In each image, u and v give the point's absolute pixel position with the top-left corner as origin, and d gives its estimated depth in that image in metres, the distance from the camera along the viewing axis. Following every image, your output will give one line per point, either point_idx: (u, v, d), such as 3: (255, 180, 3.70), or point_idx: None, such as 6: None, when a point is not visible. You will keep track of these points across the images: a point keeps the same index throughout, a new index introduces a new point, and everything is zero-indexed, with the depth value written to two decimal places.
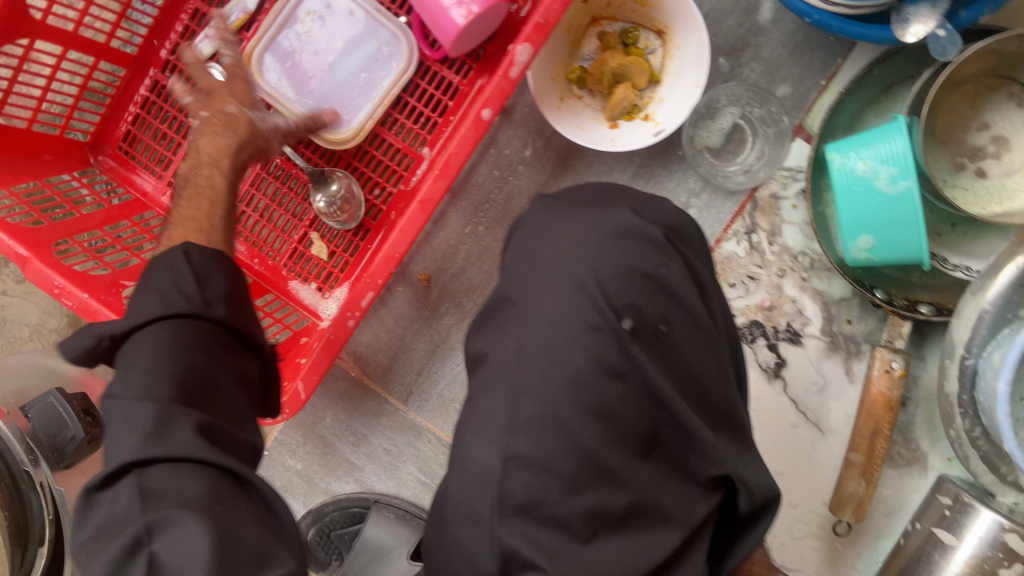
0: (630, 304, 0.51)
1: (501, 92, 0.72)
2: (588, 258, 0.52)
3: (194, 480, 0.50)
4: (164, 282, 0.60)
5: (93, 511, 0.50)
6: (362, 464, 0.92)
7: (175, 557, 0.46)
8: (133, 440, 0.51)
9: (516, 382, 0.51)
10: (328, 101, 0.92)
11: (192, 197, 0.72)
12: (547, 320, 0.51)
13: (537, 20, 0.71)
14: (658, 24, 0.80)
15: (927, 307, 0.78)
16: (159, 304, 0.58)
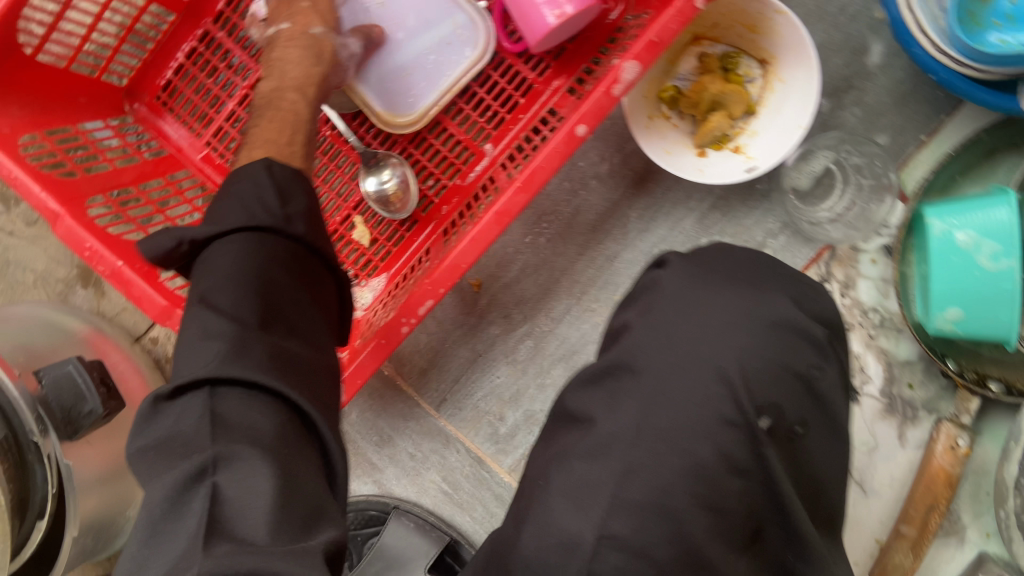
0: (768, 403, 0.51)
1: (601, 109, 0.68)
2: (730, 340, 0.51)
3: (264, 416, 0.49)
4: (249, 194, 0.61)
5: (158, 420, 0.50)
6: (384, 466, 0.88)
7: (237, 490, 0.44)
8: (208, 363, 0.51)
9: (628, 462, 0.49)
10: (392, 80, 0.86)
11: (269, 117, 0.73)
12: (679, 405, 0.50)
13: (650, 38, 0.66)
14: (763, 52, 0.75)
15: (997, 384, 0.73)
16: (242, 212, 0.59)
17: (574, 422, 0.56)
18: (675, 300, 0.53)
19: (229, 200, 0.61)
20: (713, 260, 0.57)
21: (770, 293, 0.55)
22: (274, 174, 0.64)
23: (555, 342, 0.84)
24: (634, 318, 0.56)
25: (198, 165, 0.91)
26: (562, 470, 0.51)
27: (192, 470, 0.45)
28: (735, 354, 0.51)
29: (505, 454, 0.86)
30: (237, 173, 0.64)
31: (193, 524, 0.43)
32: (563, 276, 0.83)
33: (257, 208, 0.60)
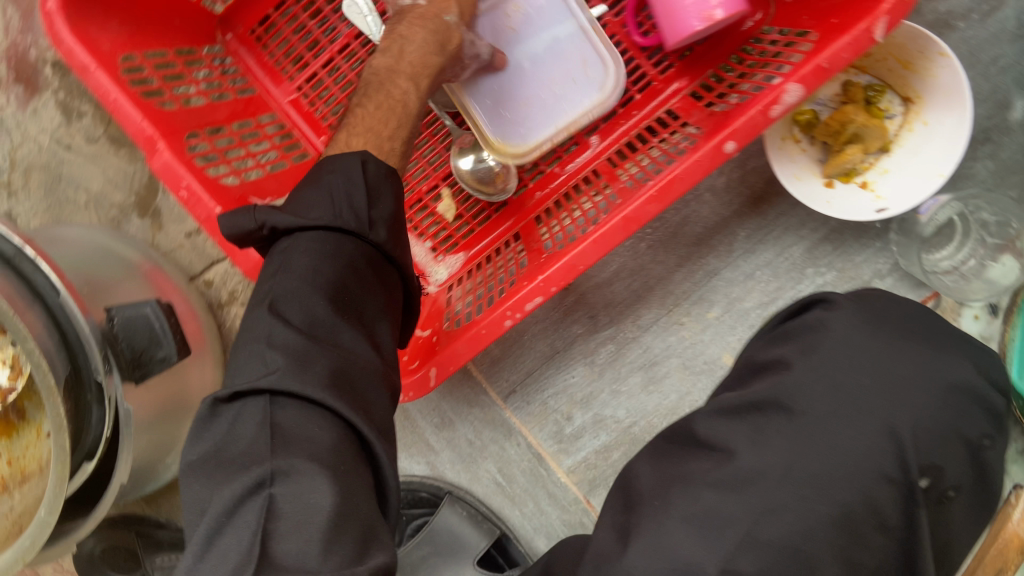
0: (931, 464, 0.48)
1: (754, 127, 0.65)
2: (911, 400, 0.48)
3: (324, 429, 0.46)
4: (339, 187, 0.56)
5: (217, 424, 0.47)
6: (439, 448, 0.85)
7: (293, 506, 0.42)
8: (264, 369, 0.48)
9: (770, 502, 0.47)
10: (509, 109, 0.81)
11: (373, 100, 0.67)
12: (840, 455, 0.47)
13: (821, 63, 0.63)
14: (910, 91, 0.73)
15: None
16: (331, 207, 0.55)
17: (700, 448, 0.53)
18: (844, 346, 0.49)
19: (323, 189, 0.57)
20: (881, 307, 0.53)
21: (951, 356, 0.50)
22: (370, 172, 0.59)
23: (637, 350, 0.82)
24: (794, 353, 0.50)
25: (285, 109, 0.86)
26: (683, 495, 0.50)
27: (248, 481, 0.43)
28: (911, 413, 0.48)
29: (566, 454, 0.84)
30: (330, 161, 0.59)
31: (247, 542, 0.41)
32: (658, 284, 0.81)
33: (350, 207, 0.56)
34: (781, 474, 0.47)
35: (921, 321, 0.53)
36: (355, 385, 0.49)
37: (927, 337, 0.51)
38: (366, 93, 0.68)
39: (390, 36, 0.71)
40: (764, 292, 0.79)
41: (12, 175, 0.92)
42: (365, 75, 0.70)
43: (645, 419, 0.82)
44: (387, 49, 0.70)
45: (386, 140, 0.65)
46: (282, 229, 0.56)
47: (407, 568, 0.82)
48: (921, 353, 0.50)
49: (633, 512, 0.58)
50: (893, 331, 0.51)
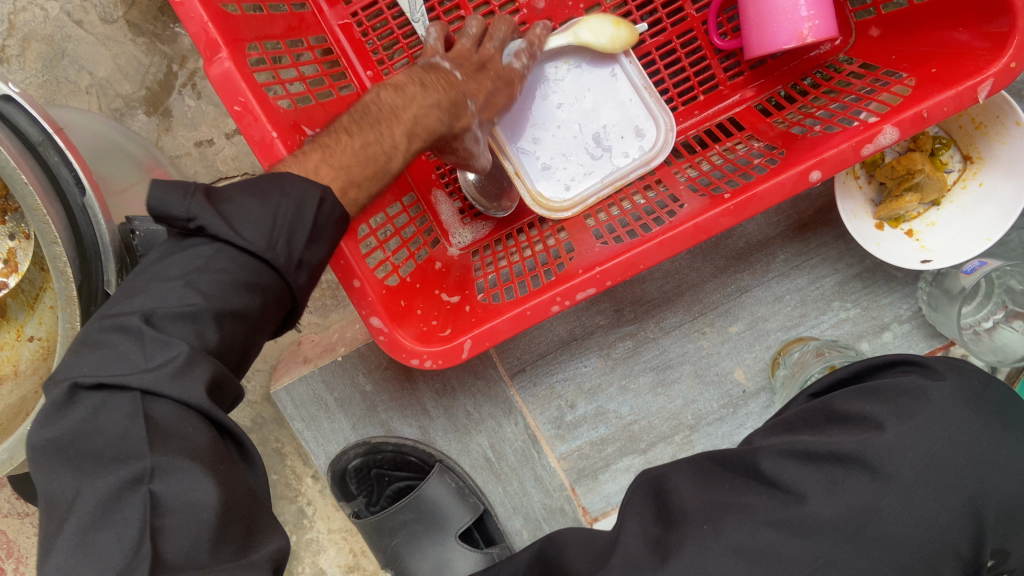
0: (1000, 548, 0.51)
1: (842, 162, 0.65)
2: (999, 484, 0.49)
3: (199, 430, 0.40)
4: (283, 216, 0.48)
5: (72, 417, 0.39)
6: (434, 415, 0.83)
7: (179, 503, 0.36)
8: (141, 362, 0.41)
9: (833, 556, 0.47)
10: (555, 162, 0.80)
11: (361, 136, 0.58)
12: (912, 521, 0.48)
13: (921, 111, 0.63)
14: (973, 150, 0.75)
15: None
16: (266, 234, 0.47)
17: (763, 483, 0.53)
18: (942, 416, 0.51)
19: (266, 205, 0.47)
20: (981, 386, 0.53)
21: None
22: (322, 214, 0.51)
23: (654, 351, 0.82)
24: (886, 415, 0.51)
25: (335, 33, 0.80)
26: (736, 522, 0.50)
27: (121, 477, 0.36)
28: (997, 500, 0.49)
29: (562, 441, 0.83)
30: (287, 175, 0.50)
31: (127, 547, 0.34)
32: (689, 291, 0.81)
33: (287, 244, 0.48)
34: (851, 530, 0.48)
35: (1001, 391, 0.54)
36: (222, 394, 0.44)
37: (1015, 420, 0.52)
38: (353, 121, 0.60)
39: (409, 82, 0.63)
40: (788, 316, 0.81)
41: (6, 41, 0.82)
42: (366, 103, 0.61)
43: (646, 419, 0.82)
44: (398, 96, 0.61)
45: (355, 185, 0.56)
46: (204, 231, 0.46)
47: (386, 531, 0.81)
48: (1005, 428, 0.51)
49: (672, 527, 0.55)
50: (990, 412, 0.52)
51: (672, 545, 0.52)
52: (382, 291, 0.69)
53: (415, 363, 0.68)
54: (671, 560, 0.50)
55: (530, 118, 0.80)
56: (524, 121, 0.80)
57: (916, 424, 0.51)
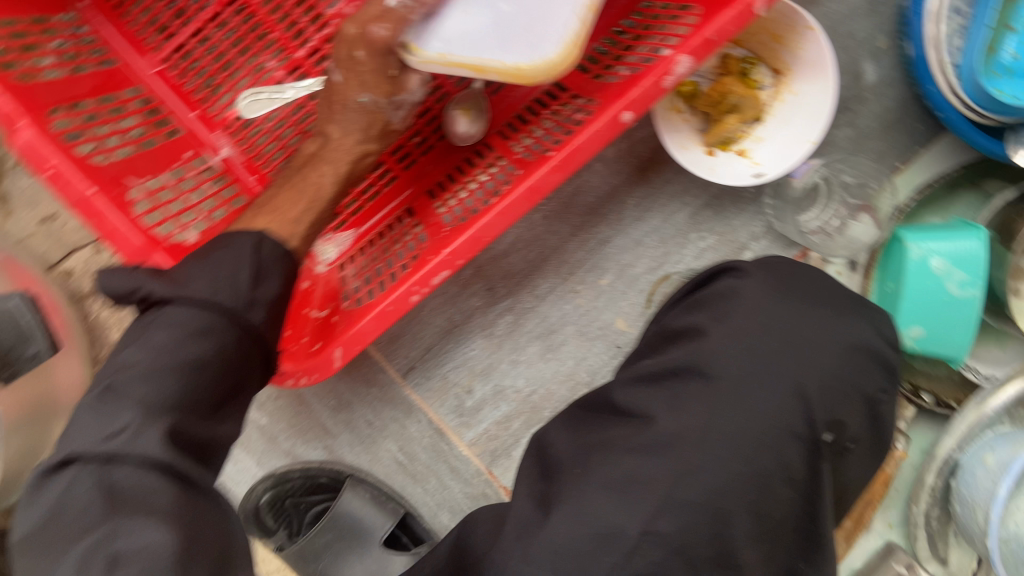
0: (837, 421, 0.54)
1: (648, 98, 0.67)
2: (814, 362, 0.53)
3: (159, 485, 0.46)
4: (223, 270, 0.56)
5: (46, 491, 0.46)
6: (337, 432, 0.83)
7: (134, 552, 0.42)
8: (104, 433, 0.47)
9: (689, 463, 0.50)
10: (522, 38, 0.61)
11: (292, 181, 0.72)
12: (752, 415, 0.51)
13: (708, 36, 0.65)
14: (780, 63, 0.77)
15: (928, 395, 0.85)
16: (210, 281, 0.55)
17: (620, 415, 0.56)
18: (755, 309, 0.55)
19: (212, 262, 0.56)
20: (788, 275, 0.58)
21: (851, 319, 0.56)
22: (264, 254, 0.60)
23: (536, 320, 0.84)
24: (707, 321, 0.55)
25: (150, 82, 0.80)
26: (604, 462, 0.53)
27: (87, 545, 0.42)
28: (817, 373, 0.53)
29: (468, 428, 0.84)
30: (230, 236, 0.61)
31: None
32: (553, 255, 0.83)
33: (232, 281, 0.56)
34: (697, 439, 0.51)
35: (815, 281, 0.59)
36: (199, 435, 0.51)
37: (819, 290, 0.58)
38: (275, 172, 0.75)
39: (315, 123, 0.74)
40: (652, 257, 0.83)
41: None
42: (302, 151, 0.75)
43: (543, 387, 0.84)
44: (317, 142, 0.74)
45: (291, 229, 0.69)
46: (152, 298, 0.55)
47: (310, 556, 0.81)
48: (804, 301, 0.56)
49: (553, 480, 0.57)
50: (794, 293, 0.56)
51: (553, 495, 0.54)
52: None
53: (291, 384, 0.68)
54: (554, 512, 0.52)
55: (462, 29, 0.63)
56: (462, 33, 0.63)
57: (734, 322, 0.54)
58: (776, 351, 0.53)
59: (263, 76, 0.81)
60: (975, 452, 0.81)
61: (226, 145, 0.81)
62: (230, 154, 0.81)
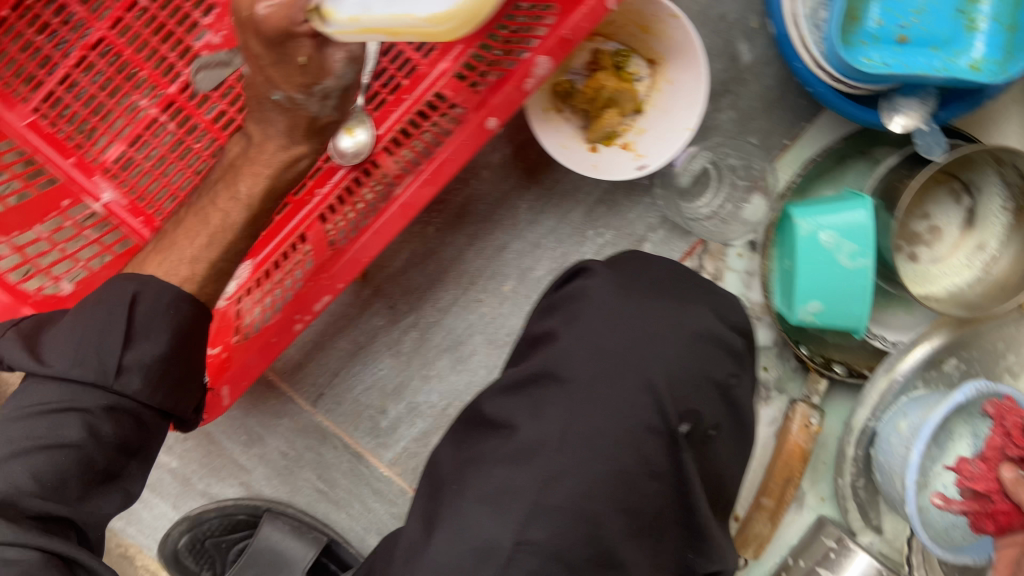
0: (690, 410, 0.56)
1: (512, 103, 0.68)
2: (661, 356, 0.56)
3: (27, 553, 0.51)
4: (93, 335, 0.58)
5: None
6: (252, 467, 0.83)
7: None
8: None
9: (553, 468, 0.52)
10: None
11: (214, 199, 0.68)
12: (604, 412, 0.54)
13: (563, 35, 0.66)
14: (653, 53, 0.78)
15: (841, 367, 0.84)
16: (79, 350, 0.58)
17: (492, 426, 0.57)
18: (599, 309, 0.58)
19: (90, 324, 0.58)
20: (635, 272, 0.61)
21: (695, 306, 0.60)
22: (139, 311, 0.60)
23: (442, 333, 0.83)
24: (559, 325, 0.58)
25: (23, 134, 0.78)
26: (477, 475, 0.54)
27: None
28: (662, 366, 0.56)
29: (386, 448, 0.83)
30: (109, 285, 0.61)
31: None
32: (451, 266, 0.83)
33: (98, 352, 0.58)
34: (556, 442, 0.53)
35: (669, 278, 0.61)
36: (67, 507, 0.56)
37: (666, 282, 0.61)
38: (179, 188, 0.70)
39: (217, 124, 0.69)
40: (552, 258, 0.83)
41: None
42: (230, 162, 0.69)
43: (458, 400, 0.83)
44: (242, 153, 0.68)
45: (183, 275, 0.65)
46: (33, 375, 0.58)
47: None
48: (650, 293, 0.59)
49: (435, 497, 0.57)
50: (640, 288, 0.59)
51: (435, 514, 0.55)
52: None
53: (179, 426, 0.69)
54: (436, 531, 0.53)
55: None
56: None
57: (581, 326, 0.57)
58: (628, 350, 0.56)
59: (139, 116, 0.80)
60: (890, 420, 0.81)
61: (107, 191, 0.80)
62: (112, 199, 0.80)
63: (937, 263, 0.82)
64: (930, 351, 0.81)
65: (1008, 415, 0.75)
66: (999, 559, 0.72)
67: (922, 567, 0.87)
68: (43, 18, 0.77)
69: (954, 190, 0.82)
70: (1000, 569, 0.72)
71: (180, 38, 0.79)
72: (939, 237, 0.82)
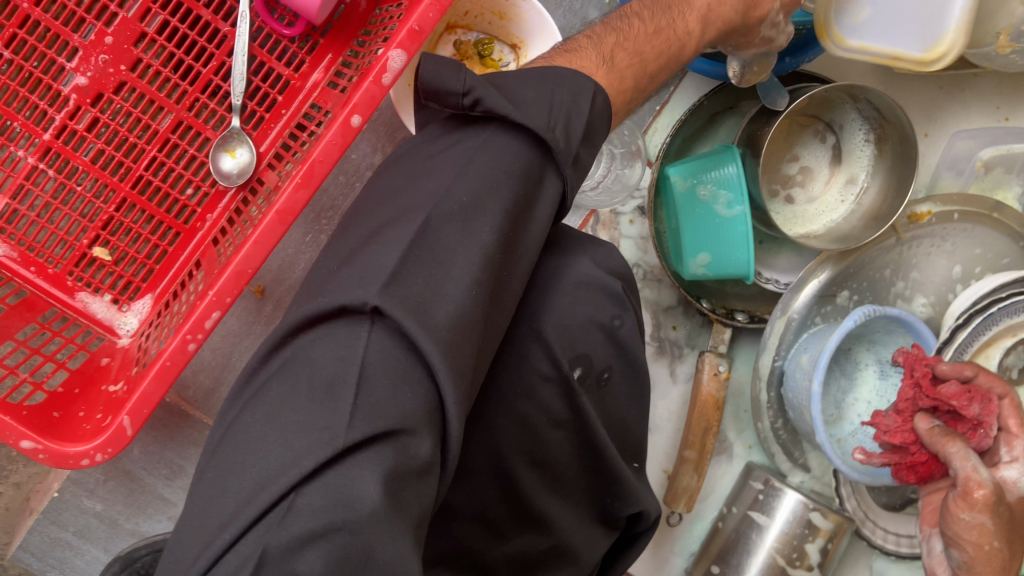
0: (580, 355, 0.57)
1: (372, 99, 0.70)
2: (543, 306, 0.55)
3: (415, 397, 0.36)
4: (561, 103, 0.46)
5: (310, 352, 0.38)
6: (178, 499, 0.87)
7: (342, 486, 0.34)
8: (323, 408, 0.35)
9: (457, 434, 0.52)
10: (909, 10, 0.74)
11: (657, 22, 0.59)
12: (501, 370, 0.53)
13: (412, 27, 0.69)
14: (514, 38, 0.81)
15: (743, 314, 0.88)
16: (545, 117, 0.45)
17: None
18: None
19: (547, 88, 0.47)
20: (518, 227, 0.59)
21: (572, 255, 0.59)
22: (596, 109, 0.49)
23: None
24: None
25: None
26: None
27: (307, 454, 0.34)
28: (548, 315, 0.55)
29: None
30: (560, 71, 0.48)
31: (328, 507, 0.33)
32: None
33: (567, 129, 0.46)
34: (461, 411, 0.52)
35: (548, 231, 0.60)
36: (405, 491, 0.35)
37: (552, 234, 0.60)
38: (644, 5, 0.61)
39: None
40: None
41: None
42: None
43: None
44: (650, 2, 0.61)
45: (620, 71, 0.54)
46: (480, 103, 0.45)
47: None
48: (531, 256, 0.57)
49: None
50: None
51: None
52: (23, 410, 0.69)
53: (88, 463, 0.69)
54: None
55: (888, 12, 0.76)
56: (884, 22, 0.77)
57: None
58: (517, 307, 0.55)
59: (18, 167, 0.78)
60: (794, 356, 0.83)
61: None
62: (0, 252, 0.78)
63: (812, 203, 0.87)
64: (820, 286, 0.85)
65: (917, 365, 0.71)
66: (926, 506, 0.70)
67: (852, 496, 0.89)
68: None
69: (818, 131, 0.87)
70: (927, 518, 0.70)
71: (48, 84, 0.78)
72: (810, 177, 0.88)
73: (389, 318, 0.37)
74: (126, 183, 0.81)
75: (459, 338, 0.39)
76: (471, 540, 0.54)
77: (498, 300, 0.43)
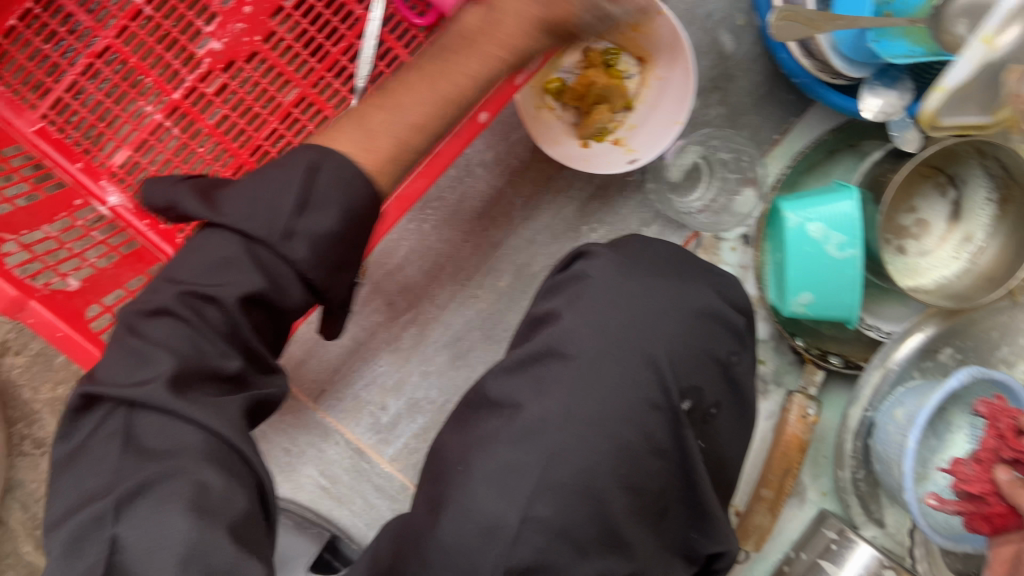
0: (692, 387, 0.60)
1: (503, 98, 0.72)
2: (661, 332, 0.59)
3: (189, 435, 0.51)
4: (268, 194, 0.57)
5: (87, 433, 0.52)
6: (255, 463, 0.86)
7: (144, 535, 0.47)
8: (117, 470, 0.49)
9: (555, 445, 0.55)
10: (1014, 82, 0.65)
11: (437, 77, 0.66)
12: (609, 387, 0.57)
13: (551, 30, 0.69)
14: (641, 51, 0.81)
15: (837, 358, 0.85)
16: (249, 208, 0.57)
17: (490, 405, 0.59)
18: (605, 288, 0.61)
19: (258, 190, 0.57)
20: (636, 254, 0.65)
21: (693, 284, 0.63)
22: (319, 183, 0.58)
23: (440, 329, 0.87)
24: (562, 306, 0.61)
25: (31, 140, 0.78)
26: (482, 455, 0.56)
27: (100, 511, 0.47)
28: (664, 343, 0.59)
29: (387, 444, 0.86)
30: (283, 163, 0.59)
31: (146, 547, 0.46)
32: (448, 263, 0.86)
33: (274, 210, 0.56)
34: (559, 420, 0.55)
35: (672, 259, 0.65)
36: (213, 503, 0.49)
37: (666, 262, 0.64)
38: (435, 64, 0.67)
39: None
40: (547, 254, 0.87)
41: None
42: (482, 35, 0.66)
43: (455, 395, 0.86)
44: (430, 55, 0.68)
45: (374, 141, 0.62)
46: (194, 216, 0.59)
47: None
48: (655, 273, 0.63)
49: (437, 482, 0.59)
50: (644, 269, 0.63)
51: (442, 497, 0.56)
52: None
53: None
54: (443, 515, 0.55)
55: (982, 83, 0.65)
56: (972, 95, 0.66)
57: (583, 303, 0.60)
58: (631, 332, 0.59)
59: (144, 122, 0.81)
60: (887, 409, 0.80)
61: (114, 195, 0.80)
62: (118, 202, 0.81)
63: (925, 256, 0.85)
64: (923, 340, 0.82)
65: (1000, 416, 0.68)
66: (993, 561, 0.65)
67: (923, 558, 0.87)
68: (62, 35, 0.78)
69: (940, 184, 0.85)
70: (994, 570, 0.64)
71: (184, 45, 0.80)
72: (926, 229, 0.85)
73: (143, 403, 0.51)
74: (245, 150, 0.82)
75: (207, 383, 0.54)
76: (554, 556, 0.53)
77: (253, 346, 0.57)
